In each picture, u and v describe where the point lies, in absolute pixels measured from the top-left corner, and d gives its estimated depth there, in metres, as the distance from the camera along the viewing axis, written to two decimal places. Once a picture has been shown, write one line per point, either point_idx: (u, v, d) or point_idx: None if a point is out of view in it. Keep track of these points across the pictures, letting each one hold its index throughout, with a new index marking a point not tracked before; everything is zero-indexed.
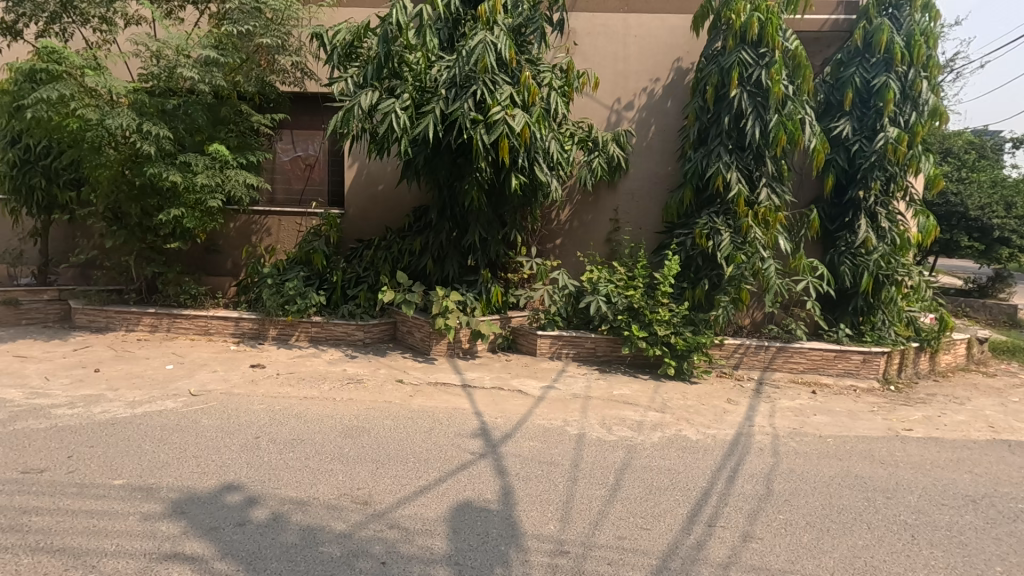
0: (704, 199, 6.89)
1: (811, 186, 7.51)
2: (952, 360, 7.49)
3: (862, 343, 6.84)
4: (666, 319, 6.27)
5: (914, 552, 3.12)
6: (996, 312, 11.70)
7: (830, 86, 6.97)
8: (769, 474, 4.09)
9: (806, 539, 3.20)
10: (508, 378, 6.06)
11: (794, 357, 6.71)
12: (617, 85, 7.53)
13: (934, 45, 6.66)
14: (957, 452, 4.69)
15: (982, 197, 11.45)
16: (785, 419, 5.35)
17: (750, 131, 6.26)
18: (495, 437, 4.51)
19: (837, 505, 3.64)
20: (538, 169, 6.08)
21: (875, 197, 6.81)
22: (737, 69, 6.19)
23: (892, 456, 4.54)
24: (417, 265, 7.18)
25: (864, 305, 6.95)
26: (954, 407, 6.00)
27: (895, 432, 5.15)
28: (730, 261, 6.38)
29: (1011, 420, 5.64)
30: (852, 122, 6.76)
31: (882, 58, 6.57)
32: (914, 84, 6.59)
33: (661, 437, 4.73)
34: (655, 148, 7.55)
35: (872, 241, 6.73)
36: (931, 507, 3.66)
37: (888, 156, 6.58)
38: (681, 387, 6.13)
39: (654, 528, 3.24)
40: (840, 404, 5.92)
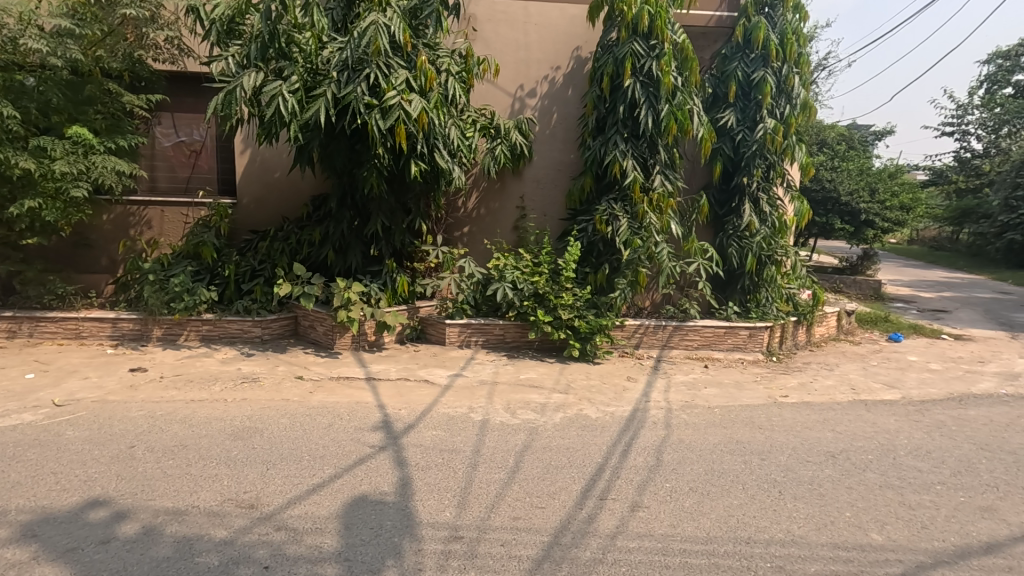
0: (604, 186, 7.11)
1: (702, 173, 7.95)
2: (825, 332, 8.29)
3: (748, 319, 7.38)
4: (570, 303, 6.50)
5: (780, 506, 3.43)
6: (864, 288, 13.07)
7: (716, 79, 7.41)
8: (660, 446, 4.34)
9: (688, 503, 3.42)
10: (415, 369, 6.00)
11: (689, 334, 7.14)
12: (519, 72, 7.58)
13: (804, 44, 7.25)
14: (823, 413, 5.21)
15: (850, 184, 12.75)
16: (679, 393, 5.70)
17: (643, 120, 6.53)
18: (397, 428, 4.44)
19: (718, 470, 3.92)
20: (439, 155, 5.98)
21: (757, 183, 7.33)
22: (629, 59, 6.43)
23: (769, 421, 4.95)
24: (318, 257, 6.91)
25: (750, 284, 7.50)
26: (824, 373, 6.67)
27: (774, 399, 5.64)
28: (628, 245, 6.67)
29: (869, 382, 6.35)
30: (736, 112, 7.22)
31: (760, 54, 7.06)
32: (788, 79, 7.14)
33: (563, 417, 4.88)
34: (557, 135, 7.68)
35: (755, 224, 7.28)
36: (798, 464, 4.04)
37: (767, 146, 7.11)
38: (585, 368, 6.36)
39: (548, 506, 3.33)
40: (728, 376, 6.39)
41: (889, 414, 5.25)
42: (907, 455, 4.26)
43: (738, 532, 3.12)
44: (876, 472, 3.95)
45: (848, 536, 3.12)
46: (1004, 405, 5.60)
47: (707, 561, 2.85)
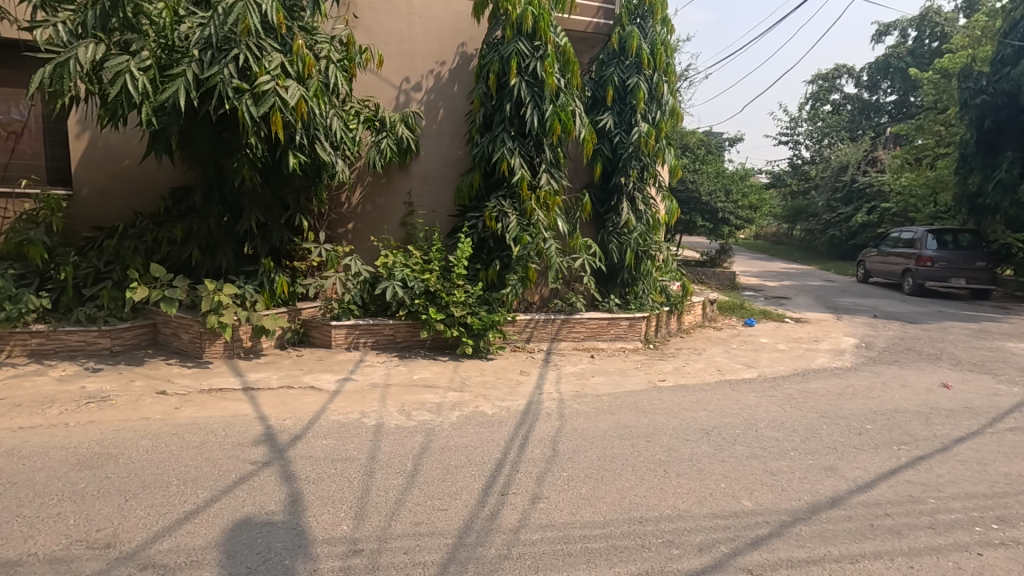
0: (492, 182, 7.16)
1: (584, 172, 8.32)
2: (693, 319, 9.10)
3: (628, 310, 7.86)
4: (461, 300, 6.49)
5: (666, 484, 3.69)
6: (722, 279, 14.59)
7: (595, 83, 7.80)
8: (555, 436, 4.47)
9: (585, 490, 3.56)
10: (300, 375, 5.60)
11: (576, 327, 7.45)
12: (403, 64, 7.37)
13: (671, 55, 7.85)
14: (697, 394, 5.72)
15: (709, 185, 14.17)
16: (569, 384, 5.92)
17: (529, 119, 6.66)
18: (282, 441, 4.11)
19: (609, 455, 4.13)
20: (320, 147, 5.61)
21: (633, 183, 7.81)
22: (515, 58, 6.53)
23: (651, 405, 5.32)
24: (180, 256, 6.21)
25: (629, 278, 7.99)
26: (694, 357, 7.32)
27: (654, 383, 6.08)
28: (518, 242, 6.78)
29: (732, 363, 7.10)
30: (613, 116, 7.65)
31: (634, 62, 7.53)
32: (658, 87, 7.70)
33: (459, 415, 4.84)
34: (444, 131, 7.57)
35: (632, 222, 7.78)
36: (679, 443, 4.38)
37: (641, 148, 7.61)
38: (479, 365, 6.38)
39: (451, 508, 3.28)
40: (613, 364, 6.77)
41: (749, 391, 5.90)
42: (766, 426, 4.81)
43: (631, 513, 3.30)
44: (743, 445, 4.40)
45: (724, 505, 3.44)
46: (835, 377, 6.55)
47: (606, 544, 2.98)
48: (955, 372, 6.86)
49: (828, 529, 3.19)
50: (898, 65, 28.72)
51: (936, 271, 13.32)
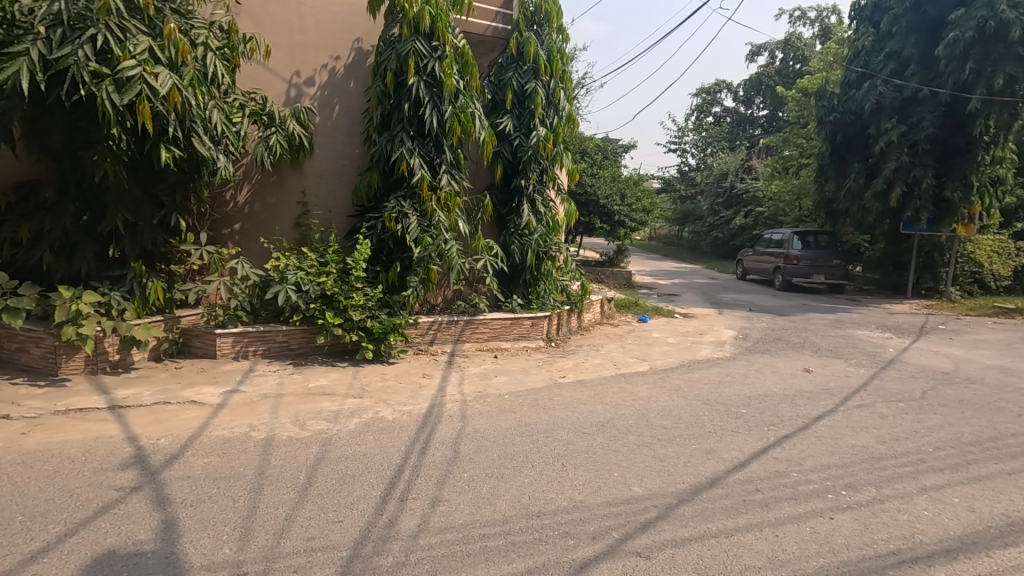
0: (391, 182, 7.01)
1: (485, 174, 8.38)
2: (592, 317, 9.49)
3: (530, 310, 8.04)
4: (361, 304, 6.28)
5: (564, 477, 3.81)
6: (619, 278, 15.36)
7: (494, 87, 7.89)
8: (456, 438, 4.46)
9: (485, 489, 3.59)
10: (178, 389, 5.12)
11: (479, 328, 7.49)
12: (293, 56, 7.00)
13: (567, 63, 8.14)
14: (594, 388, 5.97)
15: (606, 189, 14.84)
16: (472, 385, 5.94)
17: (428, 119, 6.59)
18: (155, 462, 3.74)
19: (510, 453, 4.19)
20: (197, 141, 5.16)
21: (533, 186, 7.99)
22: (412, 57, 6.44)
23: (551, 401, 5.47)
24: (27, 260, 5.47)
25: (531, 278, 8.17)
26: (592, 353, 7.63)
27: (554, 380, 6.27)
28: (418, 243, 6.69)
29: (627, 357, 7.49)
30: (512, 119, 7.79)
31: (531, 67, 7.72)
32: (555, 93, 7.94)
33: (358, 422, 4.69)
34: (340, 128, 7.29)
35: (533, 223, 7.96)
36: (577, 437, 4.55)
37: (540, 152, 7.81)
38: (380, 369, 6.22)
39: (346, 519, 3.16)
40: (515, 363, 6.89)
41: (642, 383, 6.26)
42: (656, 416, 5.13)
43: (529, 508, 3.37)
44: (635, 434, 4.66)
45: (617, 492, 3.62)
46: (717, 366, 7.14)
47: (504, 541, 3.02)
48: (815, 358, 7.73)
49: (708, 507, 3.46)
50: (768, 83, 31.87)
51: (801, 269, 14.94)
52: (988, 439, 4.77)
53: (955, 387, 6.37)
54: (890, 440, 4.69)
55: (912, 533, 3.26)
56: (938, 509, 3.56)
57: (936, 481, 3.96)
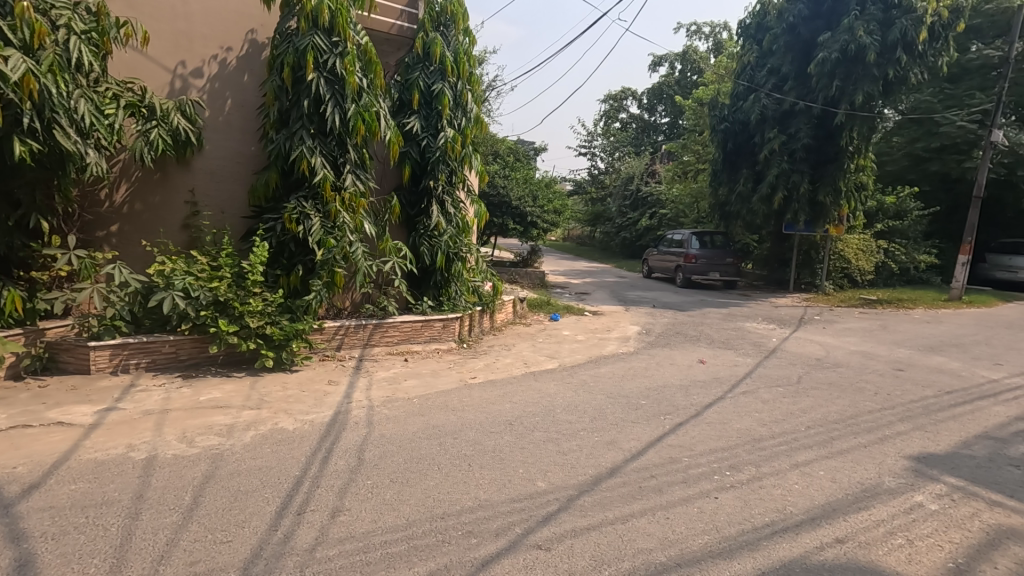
0: (291, 182, 6.69)
1: (392, 174, 8.23)
2: (505, 317, 9.60)
3: (441, 311, 8.01)
4: (258, 310, 5.94)
5: (470, 477, 3.83)
6: (533, 277, 15.65)
7: (400, 86, 7.77)
8: (361, 445, 4.34)
9: (388, 495, 3.53)
10: (41, 410, 4.58)
11: (389, 331, 7.34)
12: (177, 45, 6.51)
13: (474, 66, 8.17)
14: (504, 388, 6.04)
15: (518, 191, 15.06)
16: (380, 390, 5.81)
17: (329, 116, 6.35)
18: (9, 494, 3.33)
19: (417, 457, 4.15)
20: (60, 133, 4.69)
21: (442, 187, 7.95)
22: (311, 52, 6.18)
23: (460, 403, 5.47)
24: None
25: (441, 279, 8.14)
26: (504, 353, 7.73)
27: (465, 381, 6.28)
28: (322, 245, 6.45)
29: (537, 355, 7.67)
30: (419, 120, 7.71)
31: (438, 68, 7.68)
32: (462, 95, 7.94)
33: (254, 435, 4.43)
34: (233, 124, 6.85)
35: (442, 224, 7.93)
36: (484, 437, 4.59)
37: (448, 153, 7.78)
38: (281, 378, 5.92)
39: (236, 538, 2.98)
40: (426, 366, 6.82)
41: (550, 380, 6.42)
42: (562, 411, 5.29)
43: (434, 510, 3.36)
44: (541, 430, 4.77)
45: (521, 488, 3.70)
46: (621, 361, 7.48)
47: (407, 546, 2.98)
48: (708, 349, 8.32)
49: (607, 496, 3.62)
50: (669, 92, 33.84)
51: (699, 267, 15.99)
52: (850, 416, 5.37)
53: (825, 371, 7.12)
54: (769, 422, 5.14)
55: (784, 506, 3.59)
56: (807, 482, 3.96)
57: (806, 456, 4.40)
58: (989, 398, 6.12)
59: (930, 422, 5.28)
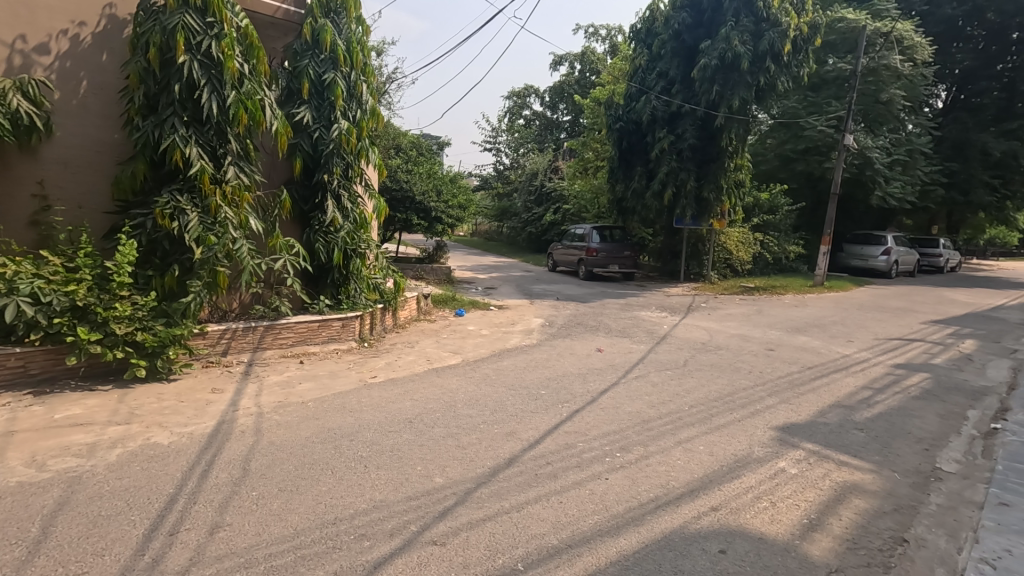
0: (163, 175, 6.12)
1: (282, 167, 7.78)
2: (408, 315, 9.42)
3: (340, 310, 7.72)
4: (126, 315, 5.41)
5: (365, 479, 3.73)
6: (439, 273, 15.54)
7: (288, 74, 7.34)
8: (247, 454, 4.08)
9: (276, 505, 3.34)
10: None
11: (282, 333, 6.94)
12: (16, 17, 5.70)
13: (368, 56, 7.90)
14: (405, 386, 5.94)
15: (422, 185, 14.82)
16: (271, 395, 5.49)
17: (205, 104, 5.86)
18: None
19: (309, 462, 3.97)
20: None
21: (337, 181, 7.64)
22: (181, 32, 5.67)
23: (358, 403, 5.30)
24: None
25: (339, 277, 7.84)
26: (406, 350, 7.60)
27: (364, 381, 6.09)
28: (201, 243, 5.96)
29: (441, 351, 7.63)
30: (311, 110, 7.33)
31: (329, 57, 7.33)
32: (357, 85, 7.65)
33: (121, 453, 4.02)
34: (90, 108, 6.13)
35: (338, 220, 7.63)
36: (382, 436, 4.48)
37: (342, 146, 7.47)
38: (156, 389, 5.42)
39: (95, 568, 2.69)
40: (323, 368, 6.54)
41: (453, 376, 6.42)
42: (463, 406, 5.30)
43: (324, 517, 3.23)
44: (441, 426, 4.75)
45: (418, 486, 3.66)
46: (523, 353, 7.62)
47: (293, 557, 2.85)
48: (606, 338, 8.71)
49: (503, 486, 3.69)
50: (570, 91, 34.91)
51: (599, 260, 16.68)
52: (728, 394, 5.86)
53: (708, 354, 7.72)
54: (658, 404, 5.48)
55: (667, 481, 3.85)
56: (688, 457, 4.27)
57: (688, 433, 4.74)
58: (841, 371, 6.95)
59: (793, 395, 5.90)
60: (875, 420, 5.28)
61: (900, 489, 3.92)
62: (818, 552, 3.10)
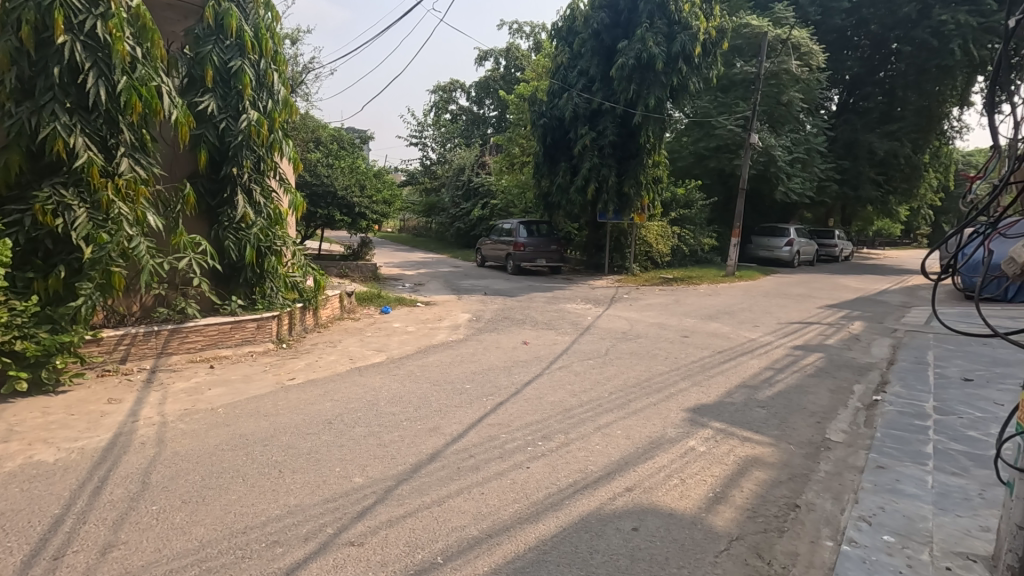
0: (43, 167, 5.56)
1: (185, 160, 7.29)
2: (330, 314, 9.12)
3: (255, 311, 7.36)
4: (3, 323, 4.88)
5: (279, 484, 3.58)
6: (365, 270, 15.12)
7: (190, 60, 6.85)
8: (148, 467, 3.80)
9: (179, 518, 3.15)
10: None
11: (190, 336, 6.51)
12: None
13: (279, 44, 7.52)
14: (326, 387, 5.76)
15: (344, 180, 14.36)
16: (177, 403, 5.14)
17: (91, 89, 5.37)
18: None
19: (218, 471, 3.76)
20: None
21: (248, 175, 7.28)
22: (60, 10, 5.16)
23: (274, 407, 5.08)
24: None
25: (253, 276, 7.44)
26: (328, 350, 7.37)
27: (281, 384, 5.84)
28: (91, 241, 5.48)
29: (364, 350, 7.46)
30: (216, 99, 6.88)
31: (235, 43, 6.93)
32: (267, 74, 7.27)
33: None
34: None
35: (250, 216, 7.26)
36: (299, 439, 4.33)
37: (252, 138, 7.04)
38: (41, 403, 4.94)
39: None
40: (236, 372, 6.20)
41: (376, 374, 6.29)
42: (386, 404, 5.21)
43: (233, 526, 3.08)
44: (362, 426, 4.65)
45: (336, 487, 3.57)
46: (449, 349, 7.60)
47: (198, 571, 2.70)
48: (532, 331, 8.85)
49: (424, 481, 3.67)
50: (495, 86, 35.02)
51: (527, 254, 16.87)
52: (645, 380, 6.13)
53: (629, 342, 8.03)
54: (579, 392, 5.64)
55: (586, 466, 3.98)
56: (606, 441, 4.43)
57: (607, 419, 4.92)
58: (747, 354, 7.46)
59: (704, 378, 6.26)
60: (775, 398, 5.72)
61: (794, 460, 4.27)
62: (722, 523, 3.32)
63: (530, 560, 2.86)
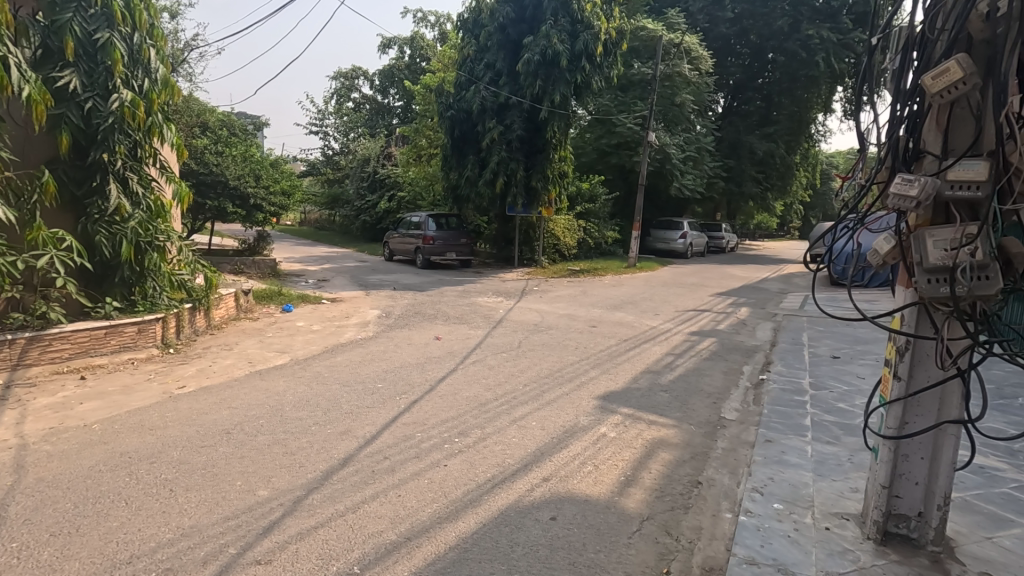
0: None
1: (42, 142, 6.37)
2: (224, 314, 8.42)
3: (134, 314, 6.59)
4: None
5: (171, 505, 3.25)
6: (262, 266, 14.14)
7: (44, 29, 5.93)
8: (4, 498, 3.29)
9: (47, 555, 2.75)
10: None
11: (54, 345, 5.73)
12: None
13: (155, 17, 6.77)
14: (222, 393, 5.31)
15: (236, 169, 13.30)
16: (40, 421, 4.50)
17: None
18: None
19: (95, 495, 3.34)
20: None
21: (122, 162, 6.49)
22: None
23: (161, 420, 4.60)
24: None
25: (131, 275, 6.65)
26: (222, 353, 6.81)
27: (169, 393, 5.31)
28: None
29: (264, 352, 6.97)
30: (79, 75, 6.09)
31: (101, 12, 6.15)
32: (142, 50, 6.50)
33: None
34: None
35: (126, 208, 6.46)
36: (192, 453, 3.95)
37: (126, 120, 6.32)
38: None
39: None
40: (113, 382, 5.54)
41: (279, 377, 5.92)
42: (292, 409, 4.91)
43: (116, 557, 2.76)
44: (265, 434, 4.34)
45: (238, 503, 3.30)
46: (358, 347, 7.32)
47: None
48: (444, 325, 8.76)
49: (337, 488, 3.50)
50: (400, 75, 34.13)
51: (436, 248, 16.66)
52: (557, 370, 6.28)
53: (540, 334, 8.18)
54: (494, 386, 5.65)
55: (503, 459, 4.00)
56: (522, 433, 4.48)
57: (522, 411, 4.97)
58: (650, 341, 7.88)
59: (612, 366, 6.52)
60: (676, 382, 6.09)
61: (695, 439, 4.56)
62: (633, 505, 3.48)
63: (451, 560, 2.82)
